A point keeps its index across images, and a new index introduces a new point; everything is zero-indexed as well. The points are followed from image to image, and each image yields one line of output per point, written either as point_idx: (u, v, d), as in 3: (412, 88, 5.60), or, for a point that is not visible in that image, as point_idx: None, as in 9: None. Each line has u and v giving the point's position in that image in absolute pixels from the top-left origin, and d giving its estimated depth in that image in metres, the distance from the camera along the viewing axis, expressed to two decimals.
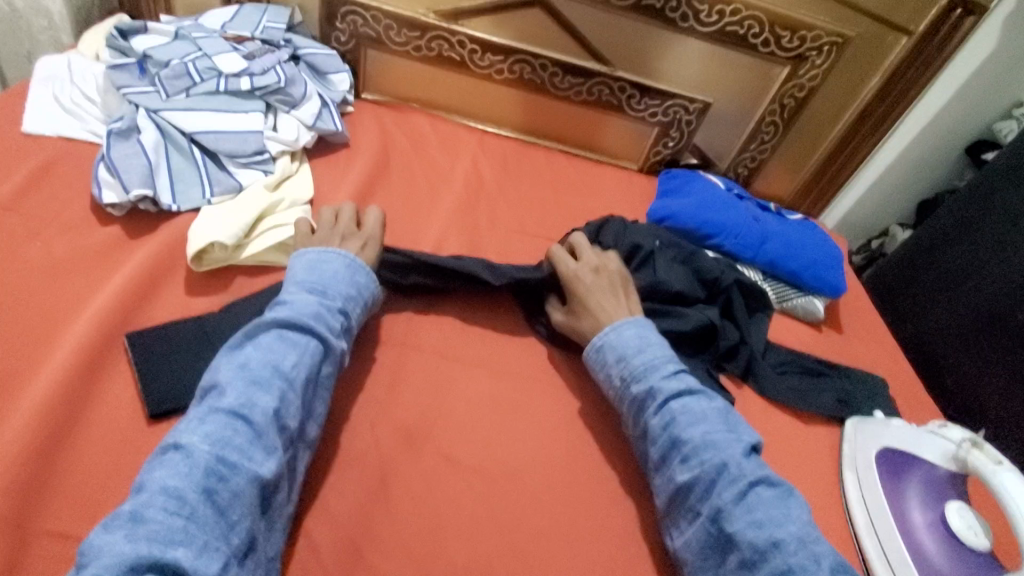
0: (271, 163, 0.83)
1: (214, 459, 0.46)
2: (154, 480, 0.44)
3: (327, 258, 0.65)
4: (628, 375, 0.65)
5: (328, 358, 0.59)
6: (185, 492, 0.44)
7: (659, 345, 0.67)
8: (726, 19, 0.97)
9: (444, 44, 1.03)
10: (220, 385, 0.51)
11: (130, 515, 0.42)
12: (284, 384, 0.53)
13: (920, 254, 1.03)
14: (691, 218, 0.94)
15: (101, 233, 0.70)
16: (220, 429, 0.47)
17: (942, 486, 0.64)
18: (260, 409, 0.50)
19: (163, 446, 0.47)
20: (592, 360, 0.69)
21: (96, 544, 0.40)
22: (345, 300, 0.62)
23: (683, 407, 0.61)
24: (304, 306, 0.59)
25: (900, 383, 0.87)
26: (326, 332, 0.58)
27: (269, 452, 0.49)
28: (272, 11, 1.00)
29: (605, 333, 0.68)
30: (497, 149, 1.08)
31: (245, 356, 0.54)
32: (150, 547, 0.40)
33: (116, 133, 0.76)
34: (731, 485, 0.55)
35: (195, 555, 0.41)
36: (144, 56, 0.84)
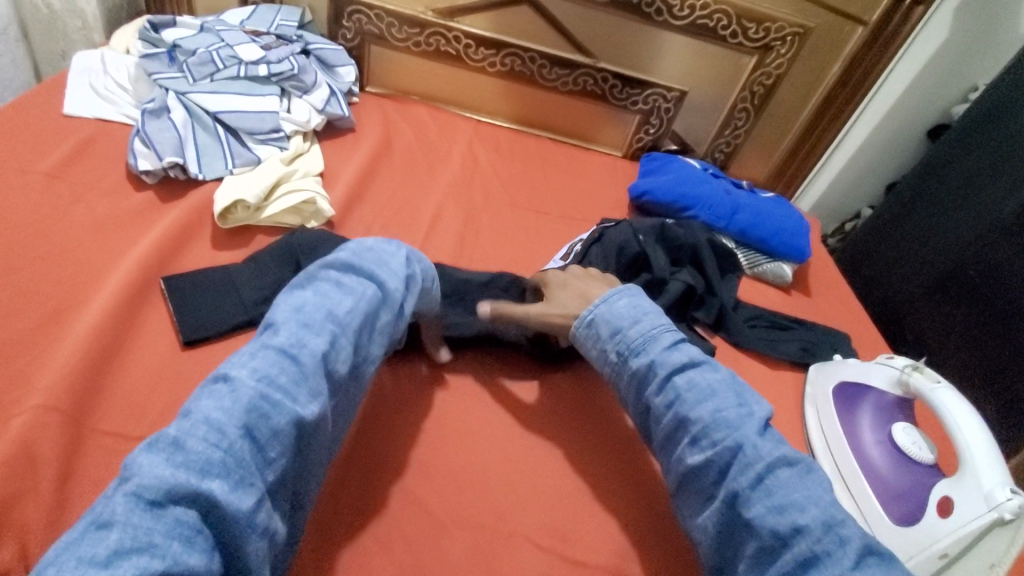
0: (286, 141, 0.92)
1: (258, 395, 0.44)
2: (199, 409, 0.42)
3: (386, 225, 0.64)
4: (626, 350, 0.60)
5: (386, 306, 0.57)
6: (225, 426, 0.41)
7: (654, 314, 0.62)
8: (697, 13, 1.07)
9: (442, 40, 1.13)
10: (273, 323, 0.50)
11: (174, 439, 0.40)
12: (335, 328, 0.51)
13: (887, 223, 1.11)
14: (668, 192, 1.03)
15: (136, 197, 0.79)
16: (267, 365, 0.45)
17: (892, 410, 0.70)
18: (309, 350, 0.48)
19: (213, 377, 0.45)
20: (581, 339, 0.63)
21: (137, 462, 0.38)
22: (405, 256, 0.62)
23: (688, 382, 0.56)
24: (366, 254, 0.58)
25: (861, 336, 0.95)
26: (383, 283, 0.57)
27: (313, 396, 0.47)
28: (285, 11, 1.10)
29: (594, 307, 0.63)
30: (490, 135, 1.18)
31: (302, 299, 0.53)
32: (188, 474, 0.38)
33: (149, 112, 0.86)
34: (746, 470, 0.50)
35: (230, 489, 0.39)
36: (173, 46, 0.94)
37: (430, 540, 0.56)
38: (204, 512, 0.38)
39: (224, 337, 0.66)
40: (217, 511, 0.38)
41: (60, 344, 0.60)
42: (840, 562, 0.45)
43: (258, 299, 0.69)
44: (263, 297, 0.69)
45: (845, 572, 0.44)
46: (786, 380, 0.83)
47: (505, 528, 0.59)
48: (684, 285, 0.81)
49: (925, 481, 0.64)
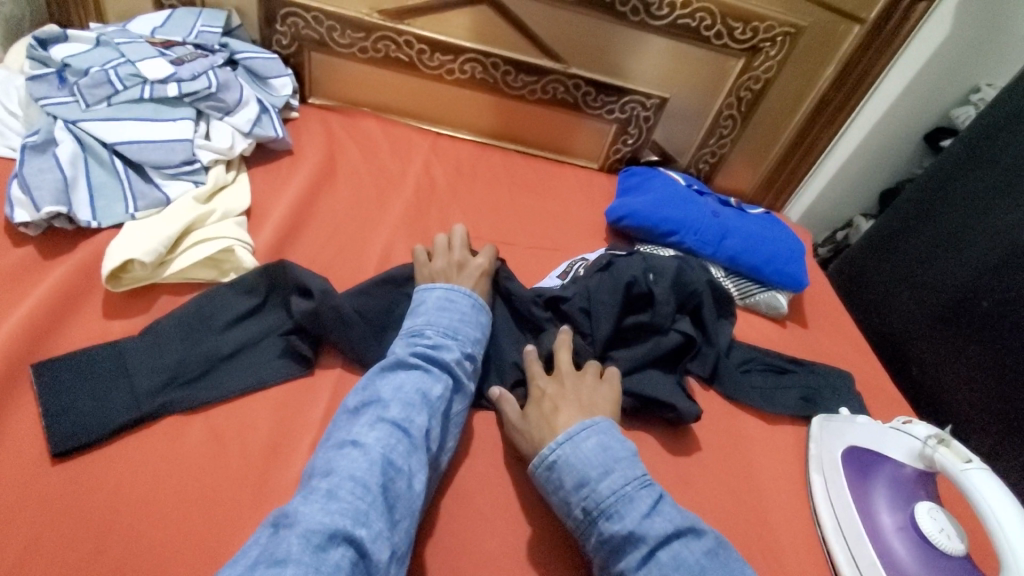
0: (203, 174, 0.78)
1: (384, 459, 0.49)
2: (341, 468, 0.47)
3: (455, 299, 0.65)
4: (595, 509, 0.52)
5: (459, 396, 0.60)
6: (367, 482, 0.47)
7: (628, 461, 0.54)
8: (678, 12, 0.95)
9: (391, 45, 0.99)
10: (381, 400, 0.54)
11: (326, 491, 0.45)
12: (432, 410, 0.55)
13: (874, 263, 1.05)
14: (651, 215, 0.91)
15: (12, 254, 0.65)
16: (389, 435, 0.50)
17: (911, 486, 0.61)
18: (417, 425, 0.53)
19: (343, 441, 0.50)
20: (543, 482, 0.55)
21: (299, 510, 0.43)
22: (474, 344, 0.64)
23: (674, 558, 0.49)
24: (451, 340, 0.61)
25: (865, 375, 0.85)
26: (463, 367, 0.60)
27: (422, 466, 0.51)
28: (207, 15, 0.95)
29: (557, 446, 0.55)
30: (452, 151, 1.05)
31: (399, 378, 0.56)
32: (343, 521, 0.43)
33: (31, 147, 0.71)
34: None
35: (372, 539, 0.44)
36: (63, 65, 0.79)
37: None
38: (355, 557, 0.42)
39: (113, 438, 0.54)
40: (366, 558, 0.43)
41: None
42: None
43: (156, 387, 0.57)
44: (170, 381, 0.58)
45: None
46: (789, 438, 0.73)
47: None
48: (682, 339, 0.70)
49: None
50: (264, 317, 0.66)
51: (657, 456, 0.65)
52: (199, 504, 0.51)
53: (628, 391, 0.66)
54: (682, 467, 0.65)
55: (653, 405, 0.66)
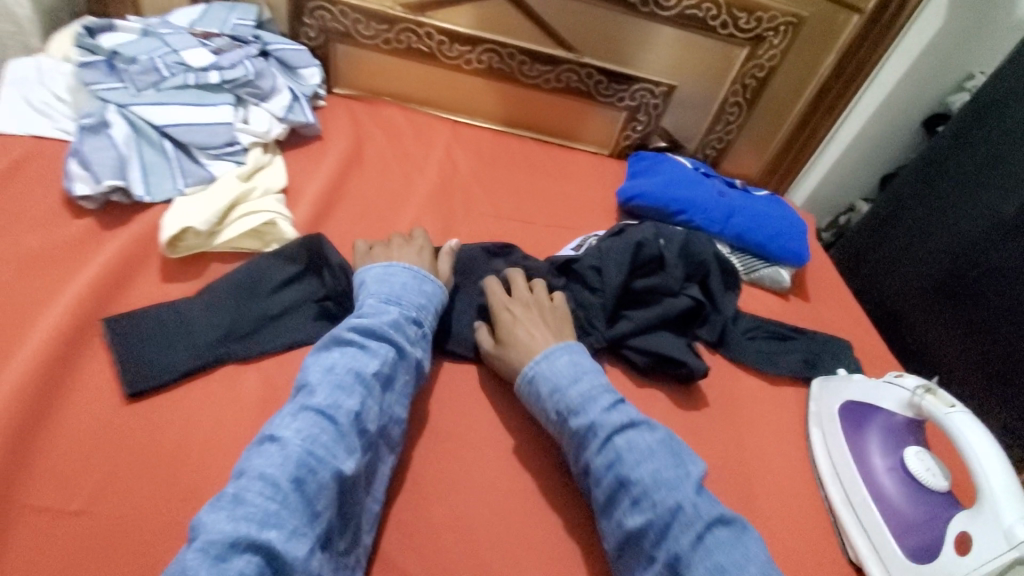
0: (243, 155, 0.84)
1: (304, 452, 0.48)
2: (253, 467, 0.47)
3: (394, 272, 0.67)
4: (565, 410, 0.59)
5: (403, 368, 0.60)
6: (279, 480, 0.46)
7: (594, 373, 0.61)
8: (685, 3, 1.00)
9: (413, 37, 1.04)
10: (309, 386, 0.54)
11: (233, 496, 0.45)
12: (364, 389, 0.54)
13: (870, 241, 1.10)
14: (661, 194, 0.96)
15: (74, 225, 0.71)
16: (309, 426, 0.50)
17: (902, 433, 0.67)
18: (345, 411, 0.52)
19: (261, 437, 0.49)
20: (525, 393, 0.62)
21: (204, 520, 0.43)
22: (418, 311, 0.64)
23: (628, 443, 0.55)
24: (386, 315, 0.61)
25: (863, 344, 0.91)
26: (402, 339, 0.60)
27: (351, 452, 0.51)
28: (240, 9, 1.01)
29: (535, 362, 0.62)
30: (470, 138, 1.10)
31: (332, 360, 0.56)
32: (248, 527, 0.43)
33: (87, 128, 0.77)
34: (686, 529, 0.50)
35: (286, 538, 0.44)
36: (112, 53, 0.84)
37: None
38: (264, 561, 0.42)
39: (175, 385, 0.59)
40: (277, 558, 0.43)
41: None
42: None
43: (212, 340, 0.62)
44: (223, 336, 0.63)
45: None
46: (791, 398, 0.78)
47: None
48: (692, 303, 0.75)
49: (939, 512, 0.60)
50: (305, 284, 0.71)
51: (667, 411, 0.71)
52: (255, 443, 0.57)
53: (641, 349, 0.72)
54: (692, 421, 0.71)
55: (665, 363, 0.72)
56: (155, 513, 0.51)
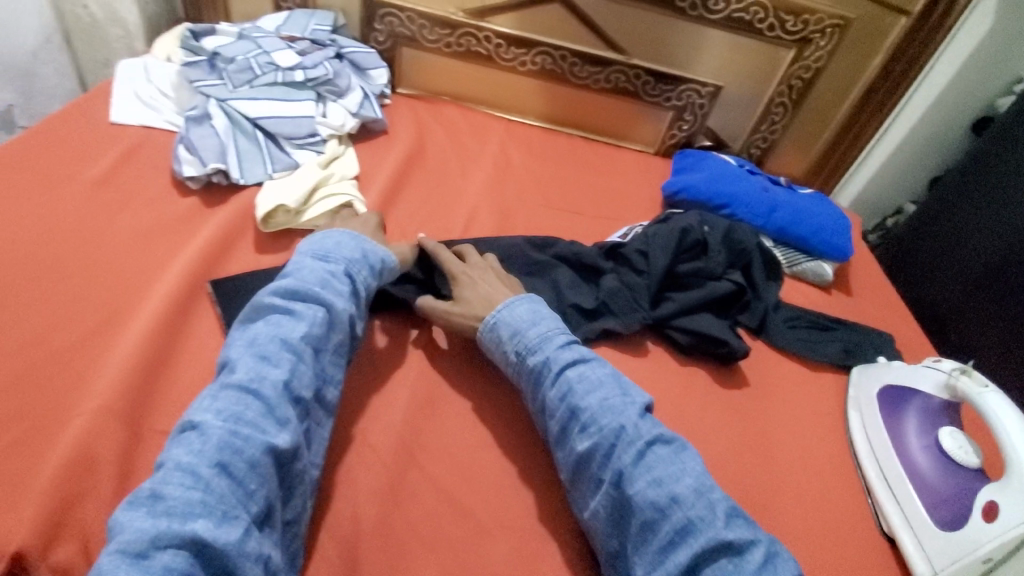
0: (322, 145, 0.94)
1: (226, 434, 0.48)
2: (172, 457, 0.47)
3: (329, 235, 0.69)
4: (523, 350, 0.64)
5: (334, 331, 0.61)
6: (198, 467, 0.46)
7: (551, 319, 0.66)
8: (733, 6, 1.04)
9: (472, 40, 1.12)
10: (230, 363, 0.55)
11: (151, 492, 0.44)
12: (292, 355, 0.55)
13: (915, 240, 1.12)
14: (706, 188, 1.00)
15: (181, 203, 0.82)
16: (231, 405, 0.50)
17: (938, 414, 0.69)
18: (269, 383, 0.53)
19: (180, 425, 0.49)
20: (487, 341, 0.67)
21: (121, 520, 0.43)
22: (349, 266, 0.65)
23: (579, 375, 0.61)
24: (311, 275, 0.62)
25: (905, 337, 0.92)
26: (332, 299, 0.61)
27: (282, 425, 0.52)
28: (319, 15, 1.11)
29: (496, 312, 0.67)
30: (522, 135, 1.17)
31: (255, 332, 0.57)
32: (168, 522, 0.43)
33: (192, 119, 0.88)
34: (629, 447, 0.55)
35: (214, 525, 0.44)
36: (213, 54, 0.95)
37: (472, 541, 0.56)
38: (193, 551, 0.42)
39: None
40: (206, 546, 0.43)
41: (115, 346, 0.63)
42: (712, 524, 0.51)
43: None
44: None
45: (717, 531, 0.50)
46: (831, 384, 0.81)
47: (544, 532, 0.59)
48: (734, 287, 0.79)
49: (969, 484, 0.63)
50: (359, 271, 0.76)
51: (708, 387, 0.75)
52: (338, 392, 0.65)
53: (685, 329, 0.76)
54: (731, 397, 0.75)
55: (707, 342, 0.76)
56: None
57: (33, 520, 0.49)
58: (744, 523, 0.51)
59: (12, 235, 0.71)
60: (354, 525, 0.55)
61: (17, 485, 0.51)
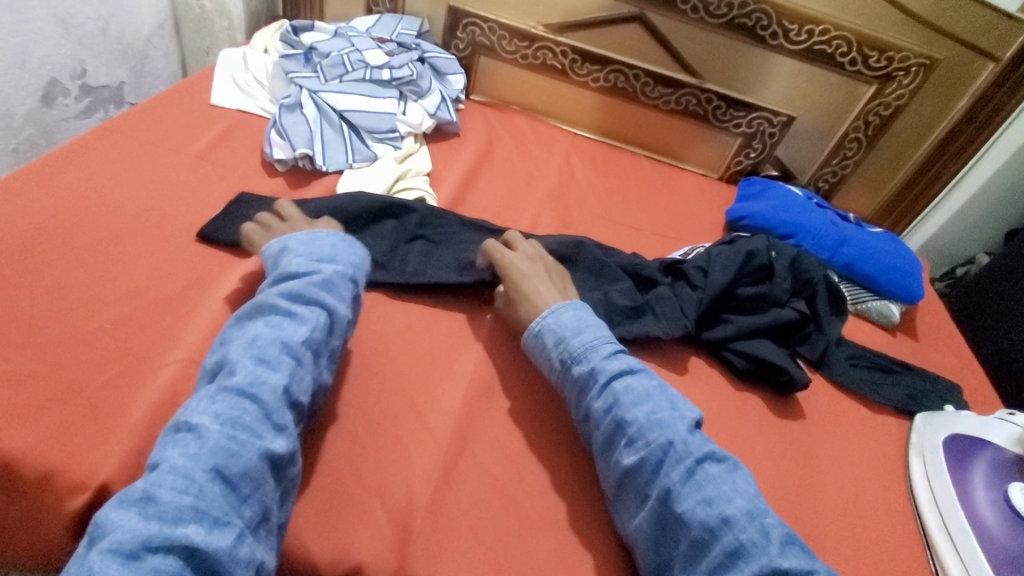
0: (400, 141, 0.98)
1: (224, 438, 0.48)
2: (167, 459, 0.47)
3: (319, 237, 0.69)
4: (569, 357, 0.64)
5: (333, 334, 0.61)
6: (192, 471, 0.46)
7: (598, 326, 0.67)
8: (815, 38, 1.04)
9: (549, 54, 1.16)
10: (229, 366, 0.54)
11: (144, 494, 0.44)
12: (292, 360, 0.56)
13: (993, 290, 1.08)
14: (770, 217, 0.99)
15: (268, 182, 0.87)
16: (229, 409, 0.50)
17: (1010, 470, 0.66)
18: (268, 387, 0.53)
19: (175, 428, 0.49)
20: (533, 346, 0.68)
21: (111, 521, 0.43)
22: (351, 272, 0.66)
23: (625, 387, 0.61)
24: (316, 275, 0.63)
25: (973, 388, 0.88)
26: (333, 304, 0.62)
27: (277, 432, 0.52)
28: (407, 20, 1.17)
29: (542, 318, 0.67)
30: (587, 149, 1.19)
31: (254, 334, 0.57)
32: (159, 525, 0.43)
33: (286, 106, 0.94)
34: (678, 464, 0.55)
35: (206, 531, 0.44)
36: (310, 49, 1.02)
37: (519, 533, 0.57)
38: (183, 557, 0.42)
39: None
40: (198, 550, 0.43)
41: (203, 307, 0.67)
42: (765, 550, 0.50)
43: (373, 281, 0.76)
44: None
45: (771, 557, 0.49)
46: (889, 427, 0.78)
47: (589, 534, 0.59)
48: (797, 315, 0.78)
49: None
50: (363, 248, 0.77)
51: (763, 414, 0.74)
52: (402, 373, 0.67)
53: (742, 353, 0.76)
54: (784, 427, 0.74)
55: (766, 368, 0.75)
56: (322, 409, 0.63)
57: (123, 453, 0.53)
58: (800, 551, 0.51)
59: (120, 198, 0.77)
60: (409, 501, 0.57)
61: (110, 421, 0.56)
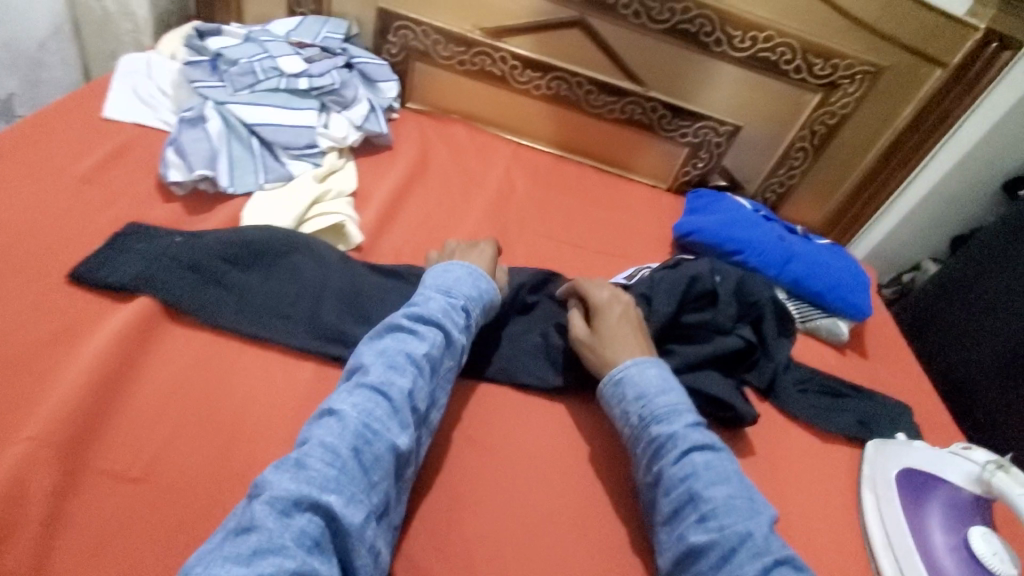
0: (321, 158, 0.89)
1: (361, 424, 0.52)
2: (315, 436, 0.51)
3: (450, 269, 0.71)
4: (648, 416, 0.61)
5: (449, 353, 0.64)
6: (339, 448, 0.50)
7: (679, 392, 0.63)
8: (759, 45, 1.00)
9: (487, 59, 1.09)
10: (363, 366, 0.58)
11: (296, 460, 0.48)
12: (416, 370, 0.58)
13: (941, 305, 1.08)
14: (716, 233, 0.95)
15: (163, 208, 0.77)
16: (365, 401, 0.53)
17: (967, 510, 0.63)
18: (397, 388, 0.56)
19: (321, 410, 0.53)
20: (609, 394, 0.65)
21: (268, 480, 0.47)
22: (468, 300, 0.68)
23: (705, 462, 0.56)
24: (434, 303, 0.65)
25: (922, 408, 0.86)
26: (451, 327, 0.64)
27: (403, 428, 0.55)
28: (332, 23, 1.08)
29: (626, 365, 0.65)
30: (531, 160, 1.13)
31: (384, 344, 0.60)
32: (309, 488, 0.46)
33: (186, 121, 0.84)
34: (754, 558, 0.49)
35: (344, 503, 0.47)
36: (216, 55, 0.92)
37: None
38: (324, 522, 0.46)
39: (210, 328, 0.66)
40: (336, 519, 0.46)
41: (67, 365, 0.58)
42: None
43: (275, 318, 0.68)
44: (265, 311, 0.68)
45: None
46: (840, 456, 0.75)
47: None
48: (742, 343, 0.73)
49: None
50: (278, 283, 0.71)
51: None
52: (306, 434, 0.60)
53: (687, 387, 0.71)
54: (733, 465, 0.69)
55: (711, 403, 0.71)
56: (205, 485, 0.54)
57: None
58: None
59: None
60: None
61: None
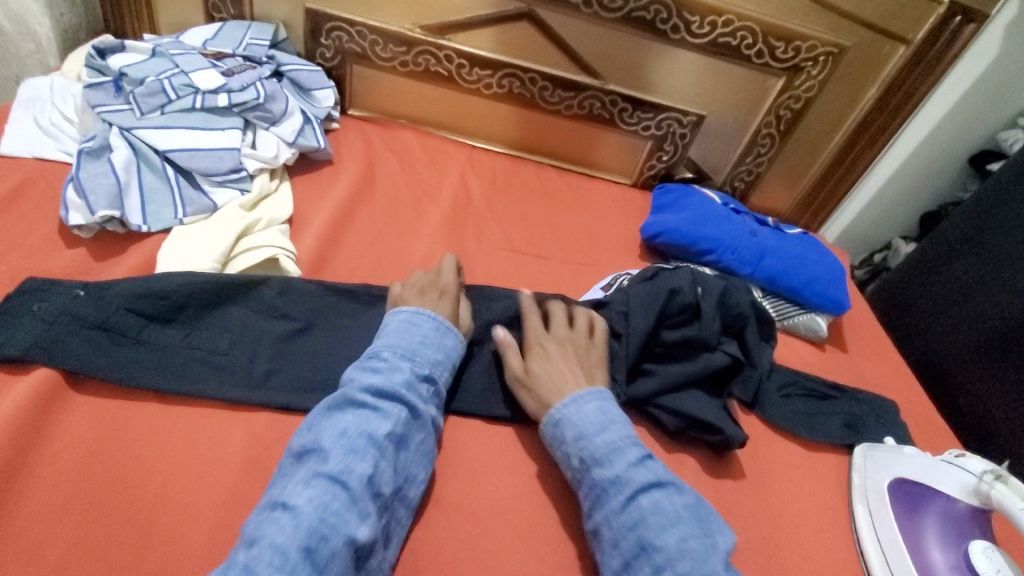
0: (249, 181, 0.80)
1: (316, 521, 0.46)
2: (266, 535, 0.45)
3: (418, 321, 0.63)
4: (589, 458, 0.56)
5: (418, 428, 0.57)
6: (290, 548, 0.44)
7: (622, 423, 0.59)
8: (718, 30, 0.95)
9: (431, 59, 1.00)
10: (321, 450, 0.51)
11: (243, 566, 0.43)
12: (378, 452, 0.52)
13: (918, 287, 1.05)
14: (687, 233, 0.90)
15: (67, 256, 0.68)
16: (321, 495, 0.47)
17: (964, 523, 0.60)
18: (357, 475, 0.49)
19: (271, 503, 0.47)
20: (548, 435, 0.60)
21: None
22: (433, 366, 0.61)
23: (653, 504, 0.52)
24: (397, 372, 0.58)
25: (906, 401, 0.84)
26: (416, 401, 0.57)
27: (365, 518, 0.48)
28: (256, 27, 0.97)
29: (564, 404, 0.60)
30: (486, 164, 1.06)
31: (344, 421, 0.53)
32: None
33: (87, 152, 0.74)
34: None
35: None
36: (120, 74, 0.82)
37: None
38: None
39: (125, 396, 0.58)
40: None
41: None
42: None
43: (203, 375, 0.60)
44: (190, 368, 0.60)
45: None
46: (829, 466, 0.71)
47: None
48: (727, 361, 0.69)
49: None
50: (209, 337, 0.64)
51: (694, 479, 0.64)
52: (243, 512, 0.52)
53: (671, 411, 0.66)
54: (721, 491, 0.64)
55: (696, 427, 0.66)
56: None
57: None
58: None
59: None
60: None
61: None
